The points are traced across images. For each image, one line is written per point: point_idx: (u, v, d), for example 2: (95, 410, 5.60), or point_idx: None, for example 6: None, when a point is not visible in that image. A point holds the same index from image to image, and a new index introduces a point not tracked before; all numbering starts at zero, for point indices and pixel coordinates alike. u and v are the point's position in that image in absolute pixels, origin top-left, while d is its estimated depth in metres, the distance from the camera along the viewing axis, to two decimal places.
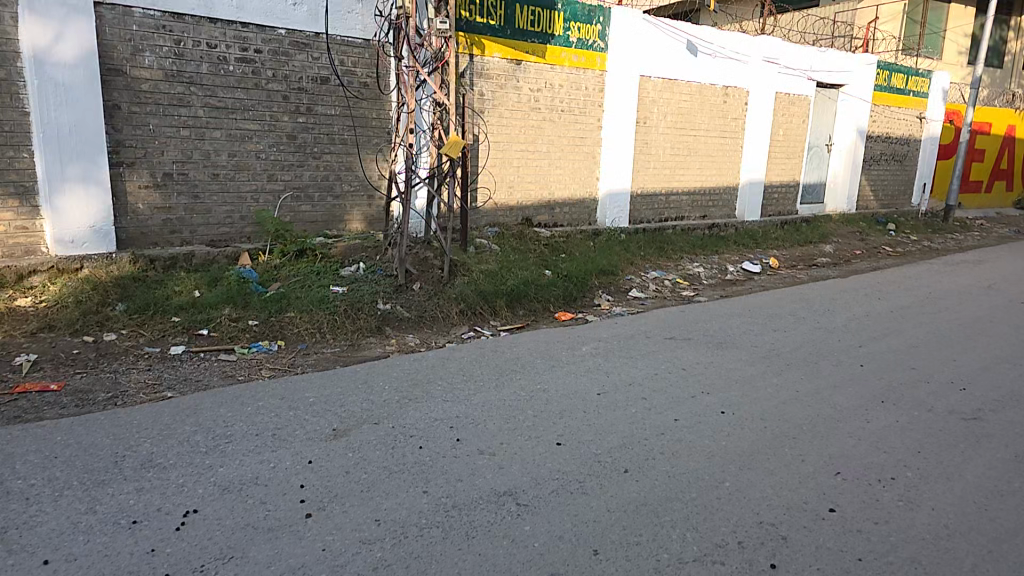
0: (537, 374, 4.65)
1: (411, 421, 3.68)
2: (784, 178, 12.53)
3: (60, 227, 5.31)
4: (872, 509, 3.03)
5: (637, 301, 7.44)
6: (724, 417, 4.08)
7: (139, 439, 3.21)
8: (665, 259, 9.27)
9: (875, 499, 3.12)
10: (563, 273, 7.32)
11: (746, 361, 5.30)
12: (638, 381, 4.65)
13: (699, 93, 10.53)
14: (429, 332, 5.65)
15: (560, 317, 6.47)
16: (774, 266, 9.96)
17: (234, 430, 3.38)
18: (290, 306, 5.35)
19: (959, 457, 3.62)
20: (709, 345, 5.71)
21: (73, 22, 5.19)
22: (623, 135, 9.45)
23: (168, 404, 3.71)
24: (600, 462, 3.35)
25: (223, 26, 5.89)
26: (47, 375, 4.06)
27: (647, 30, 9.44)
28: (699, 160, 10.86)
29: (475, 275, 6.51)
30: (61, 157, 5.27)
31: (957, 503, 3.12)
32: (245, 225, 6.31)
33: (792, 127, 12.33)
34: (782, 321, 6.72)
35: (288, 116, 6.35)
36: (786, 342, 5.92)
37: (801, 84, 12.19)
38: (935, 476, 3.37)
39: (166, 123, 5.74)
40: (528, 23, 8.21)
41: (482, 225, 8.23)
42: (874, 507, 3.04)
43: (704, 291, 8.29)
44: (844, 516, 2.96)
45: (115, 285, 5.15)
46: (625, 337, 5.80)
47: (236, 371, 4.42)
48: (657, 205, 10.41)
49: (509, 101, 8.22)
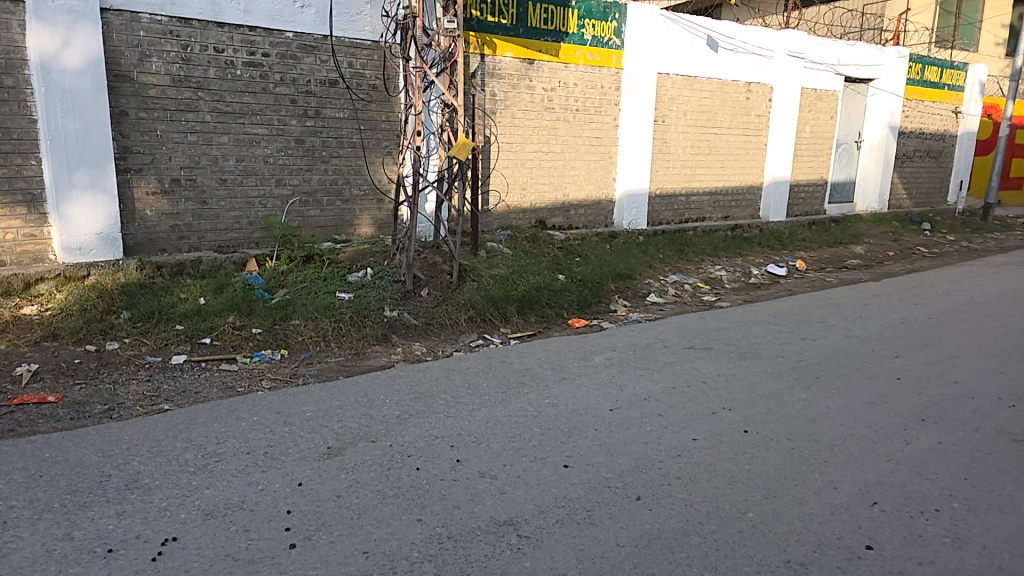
0: (547, 388, 4.49)
1: (411, 438, 3.55)
2: (811, 177, 12.14)
3: (68, 235, 5.30)
4: (915, 547, 2.82)
5: (655, 307, 7.24)
6: (739, 437, 3.88)
7: (127, 457, 3.14)
8: (686, 262, 9.04)
9: (918, 535, 2.91)
10: (577, 277, 7.15)
11: (768, 374, 5.07)
12: (653, 396, 4.47)
13: (720, 90, 10.23)
14: (437, 340, 5.53)
15: (574, 323, 6.30)
16: (801, 269, 9.64)
17: (225, 448, 3.30)
18: (296, 313, 5.27)
19: (1012, 485, 3.40)
20: (729, 355, 5.49)
21: (78, 28, 5.14)
22: (641, 134, 9.22)
23: (162, 418, 3.64)
24: (610, 488, 3.19)
25: (231, 30, 5.83)
26: (46, 387, 4.02)
27: (666, 27, 9.19)
28: (721, 159, 10.56)
29: (486, 280, 6.37)
30: (68, 164, 5.24)
31: (1011, 540, 2.90)
32: (254, 230, 6.26)
33: (819, 123, 11.92)
34: (810, 328, 6.45)
35: (296, 120, 6.28)
36: (814, 352, 5.66)
37: (828, 79, 11.79)
38: (985, 509, 3.15)
39: (174, 129, 5.71)
40: (541, 21, 8.04)
41: (495, 228, 8.09)
42: (917, 544, 2.84)
43: (726, 295, 8.02)
44: (883, 555, 2.76)
45: (121, 292, 5.10)
46: (642, 346, 5.61)
47: (236, 382, 4.34)
48: (678, 206, 10.16)
49: (522, 100, 8.06)
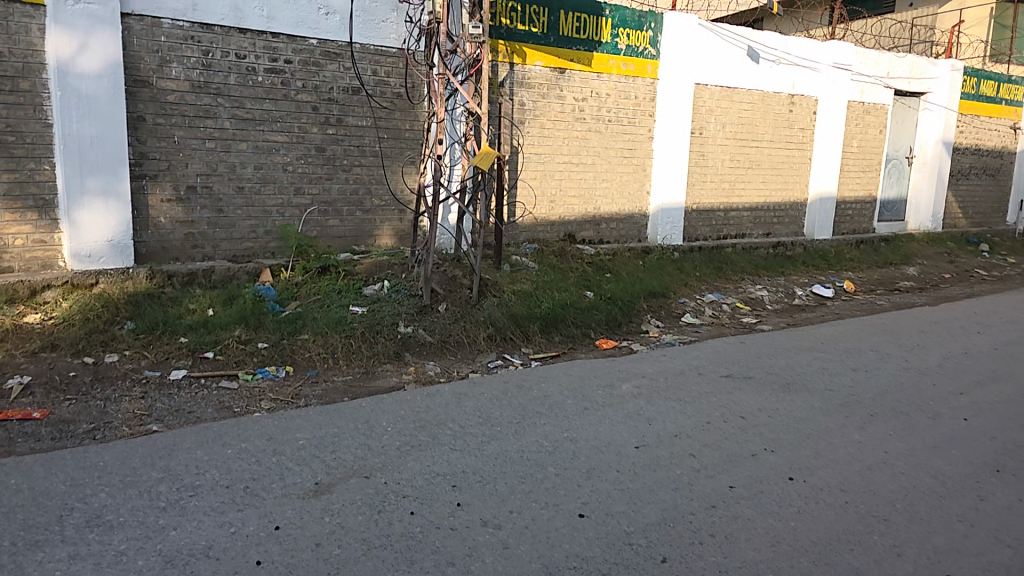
0: (567, 419, 4.09)
1: (409, 475, 3.21)
2: (859, 194, 11.47)
3: (77, 241, 5.10)
4: None
5: (690, 328, 6.76)
6: (784, 487, 3.42)
7: (96, 488, 2.86)
8: (723, 281, 8.55)
9: None
10: (606, 295, 6.74)
11: (816, 411, 4.56)
12: (685, 432, 4.03)
13: (762, 101, 9.72)
14: (453, 360, 5.18)
15: (602, 345, 5.88)
16: (849, 290, 9.01)
17: (204, 480, 3.00)
18: (306, 328, 4.99)
19: None
20: (772, 387, 4.99)
21: (96, 32, 5.00)
22: (678, 146, 8.77)
23: (146, 441, 3.35)
24: (631, 546, 2.77)
25: (253, 37, 5.64)
26: (35, 402, 3.73)
27: (703, 36, 8.76)
28: (763, 174, 10.03)
29: (508, 296, 6.01)
30: (81, 170, 5.06)
31: None
32: (270, 240, 6.02)
33: (868, 138, 11.27)
34: (861, 358, 5.89)
35: (317, 128, 6.05)
36: (867, 386, 5.12)
37: (878, 92, 11.15)
38: None
39: (192, 135, 5.52)
40: (574, 30, 7.70)
41: (521, 242, 7.73)
42: None
43: (767, 318, 7.49)
44: None
45: (126, 302, 4.88)
46: (674, 374, 5.16)
47: (234, 403, 4.04)
48: (716, 221, 9.65)
49: (552, 110, 7.71)
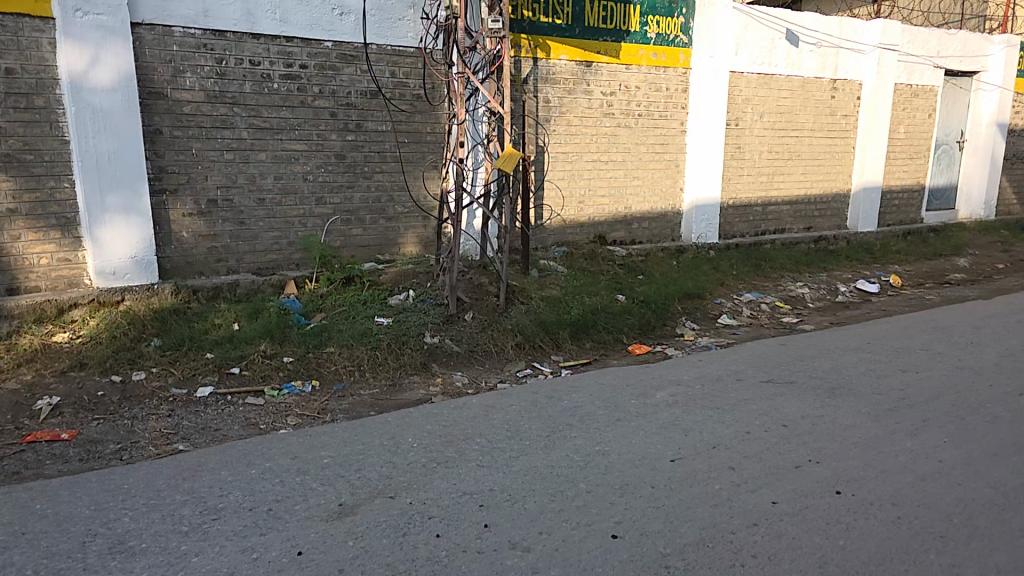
0: (598, 431, 3.94)
1: (434, 495, 3.09)
2: (905, 183, 10.98)
3: (102, 259, 5.14)
4: None
5: (728, 330, 6.53)
6: (831, 502, 3.20)
7: (120, 512, 2.81)
8: (762, 278, 8.27)
9: None
10: (639, 298, 6.55)
11: (863, 417, 4.30)
12: (724, 443, 3.84)
13: (801, 88, 9.38)
14: (480, 370, 5.07)
15: (635, 350, 5.70)
16: (896, 285, 8.61)
17: (227, 502, 2.92)
18: (331, 341, 4.95)
19: None
20: (815, 392, 4.74)
21: (108, 44, 4.96)
22: (712, 139, 8.50)
23: (172, 462, 3.31)
24: (668, 569, 2.60)
25: (267, 42, 5.62)
26: (64, 422, 3.74)
27: (738, 21, 8.48)
28: (802, 165, 9.68)
29: (536, 303, 5.89)
30: (101, 187, 5.07)
31: None
32: (294, 252, 6.02)
33: (915, 122, 10.78)
34: (913, 358, 5.57)
35: (336, 135, 6.03)
36: (919, 388, 4.83)
37: (925, 73, 10.65)
38: None
39: (210, 147, 5.52)
40: (599, 20, 7.51)
41: (549, 245, 7.60)
42: None
43: (810, 317, 7.19)
44: None
45: (153, 319, 4.91)
46: (711, 380, 4.95)
47: (261, 419, 4.01)
48: (753, 216, 9.34)
49: (578, 107, 7.54)
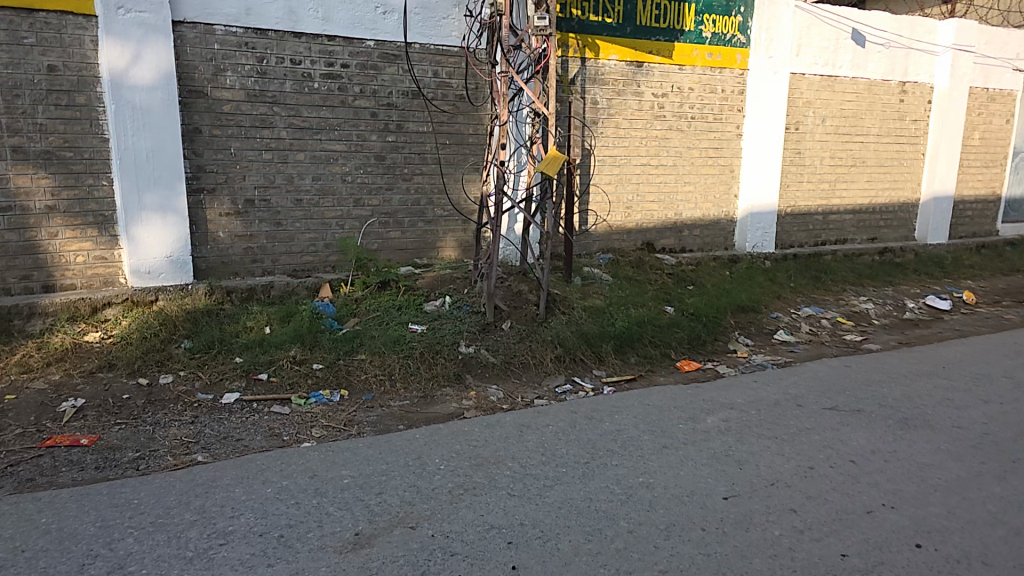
0: (641, 459, 3.61)
1: (459, 528, 2.82)
2: (980, 193, 10.19)
3: (137, 258, 5.09)
4: None
5: (784, 347, 6.07)
6: (911, 558, 2.78)
7: (125, 532, 2.63)
8: (822, 292, 7.72)
9: None
10: (689, 310, 6.16)
11: (942, 455, 3.82)
12: (783, 480, 3.45)
13: (868, 90, 8.78)
14: (517, 383, 4.78)
15: (683, 367, 5.32)
16: (971, 301, 7.92)
17: (237, 526, 2.72)
18: (362, 348, 4.76)
19: None
20: (886, 423, 4.27)
21: (150, 42, 4.91)
22: (770, 144, 8.01)
23: (187, 475, 3.14)
24: None
25: (308, 40, 5.48)
26: (85, 426, 3.63)
27: (800, 20, 7.97)
28: (868, 172, 9.05)
29: (578, 313, 5.58)
30: (138, 186, 5.03)
31: None
32: (330, 254, 5.88)
33: (992, 129, 10.00)
34: (994, 386, 5.03)
35: (377, 135, 5.86)
36: (1004, 423, 4.31)
37: (1005, 75, 9.87)
38: None
39: (249, 146, 5.42)
40: (652, 18, 7.13)
41: (594, 252, 7.26)
42: None
43: (876, 335, 6.64)
44: None
45: (185, 319, 4.81)
46: (767, 405, 4.54)
47: (284, 430, 3.81)
48: (813, 225, 8.78)
49: (629, 108, 7.18)
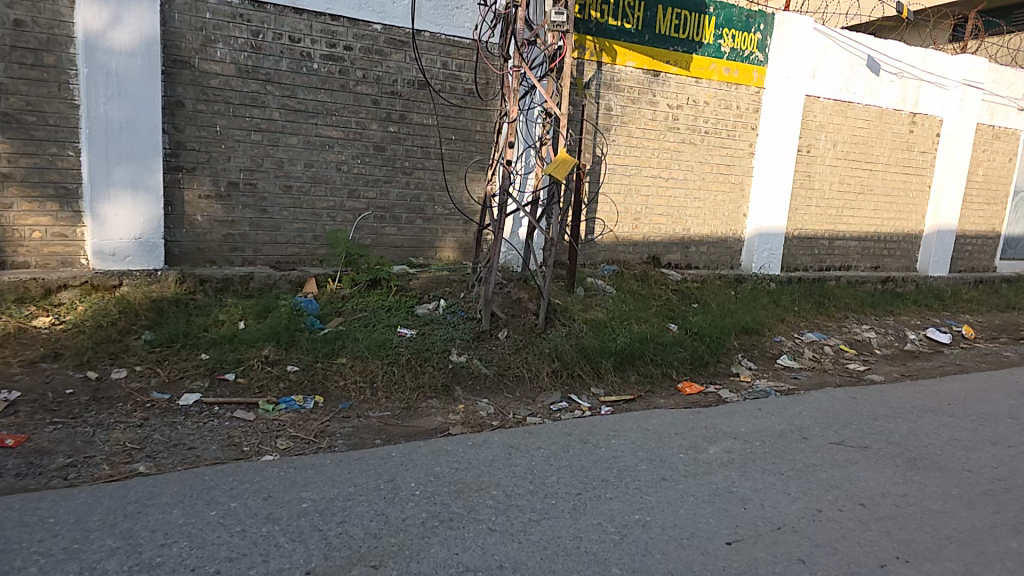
0: (637, 493, 3.23)
1: (428, 569, 2.42)
2: (981, 229, 9.96)
3: (102, 238, 4.67)
4: None
5: (788, 373, 5.73)
6: None
7: (29, 559, 2.22)
8: (825, 318, 7.40)
9: None
10: (693, 329, 5.79)
11: (953, 501, 3.46)
12: (789, 524, 3.08)
13: (880, 119, 8.50)
14: (507, 398, 4.40)
15: (684, 390, 4.95)
16: (970, 336, 7.63)
17: (167, 557, 2.31)
18: (344, 351, 4.36)
19: None
20: (893, 462, 3.92)
21: (132, 3, 4.52)
22: (784, 164, 7.70)
23: (118, 490, 2.73)
24: None
25: (310, 18, 5.11)
26: (14, 425, 3.22)
27: (819, 42, 7.67)
28: (875, 201, 8.78)
29: (579, 325, 5.21)
30: (108, 158, 4.62)
31: None
32: (318, 246, 5.48)
33: (995, 165, 9.78)
34: (998, 425, 4.71)
35: (377, 124, 5.49)
36: (1014, 467, 3.98)
37: (1009, 114, 9.63)
38: None
39: (236, 125, 5.03)
40: (671, 28, 6.82)
41: (598, 263, 6.92)
42: None
43: (878, 365, 6.33)
44: None
45: (149, 308, 4.40)
46: (770, 436, 4.19)
47: (245, 440, 3.39)
48: (818, 250, 8.47)
49: (642, 118, 6.85)
